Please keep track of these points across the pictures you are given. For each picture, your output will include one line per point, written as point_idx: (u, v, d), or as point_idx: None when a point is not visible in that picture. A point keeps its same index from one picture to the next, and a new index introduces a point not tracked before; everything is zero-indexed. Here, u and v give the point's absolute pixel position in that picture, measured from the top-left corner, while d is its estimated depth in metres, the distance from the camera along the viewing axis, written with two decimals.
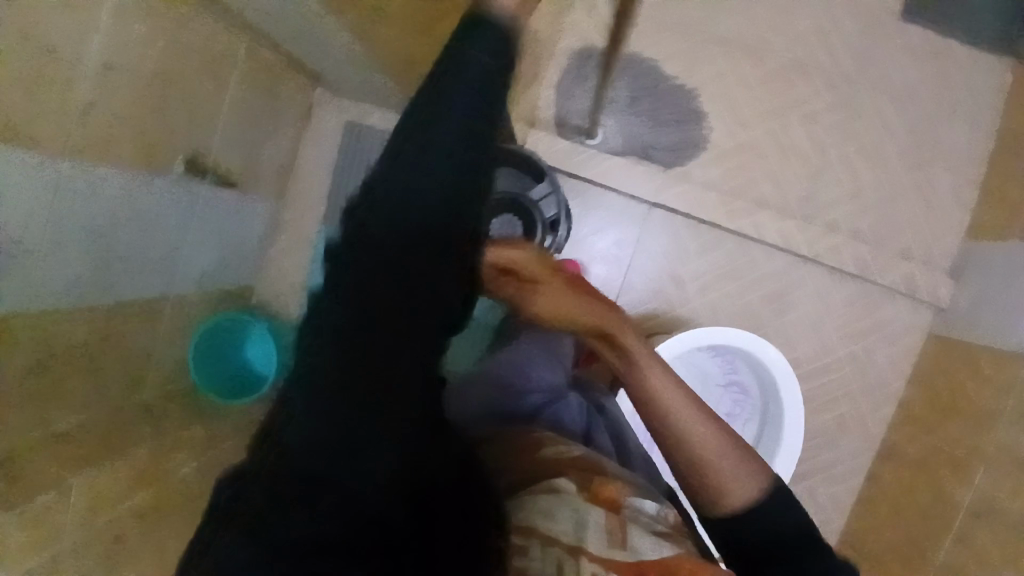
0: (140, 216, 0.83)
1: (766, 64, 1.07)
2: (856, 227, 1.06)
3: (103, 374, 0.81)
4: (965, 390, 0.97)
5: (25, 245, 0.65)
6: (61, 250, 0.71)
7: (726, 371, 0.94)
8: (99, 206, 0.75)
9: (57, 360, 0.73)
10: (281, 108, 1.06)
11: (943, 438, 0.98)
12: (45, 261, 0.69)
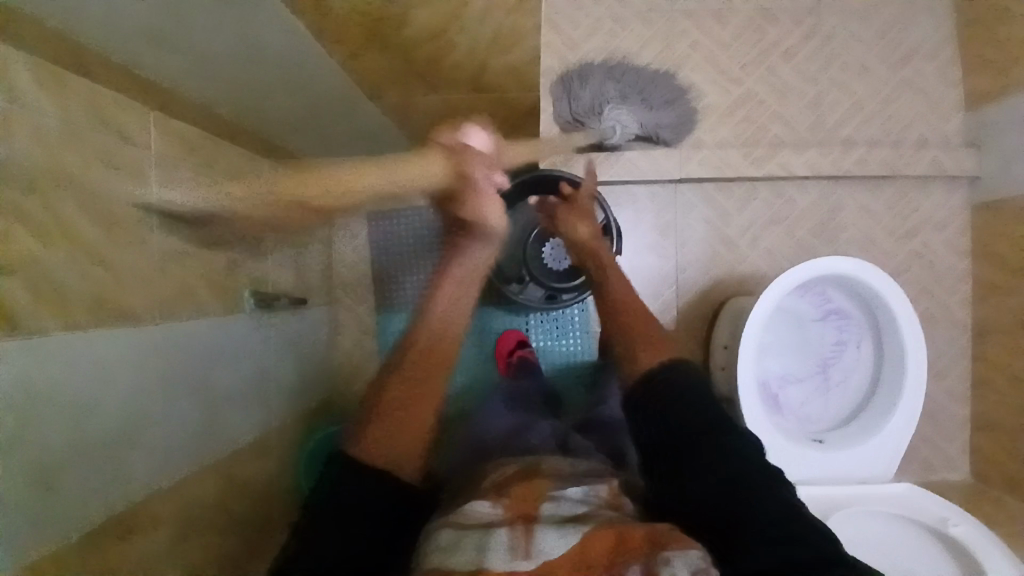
0: (211, 343, 0.84)
1: (729, 19, 1.13)
2: (869, 134, 1.11)
3: (203, 500, 0.80)
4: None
5: (111, 391, 0.65)
6: (151, 391, 0.72)
7: (820, 305, 0.96)
8: (172, 338, 0.76)
9: (146, 502, 0.70)
10: (311, 217, 1.13)
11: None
12: (132, 400, 0.68)
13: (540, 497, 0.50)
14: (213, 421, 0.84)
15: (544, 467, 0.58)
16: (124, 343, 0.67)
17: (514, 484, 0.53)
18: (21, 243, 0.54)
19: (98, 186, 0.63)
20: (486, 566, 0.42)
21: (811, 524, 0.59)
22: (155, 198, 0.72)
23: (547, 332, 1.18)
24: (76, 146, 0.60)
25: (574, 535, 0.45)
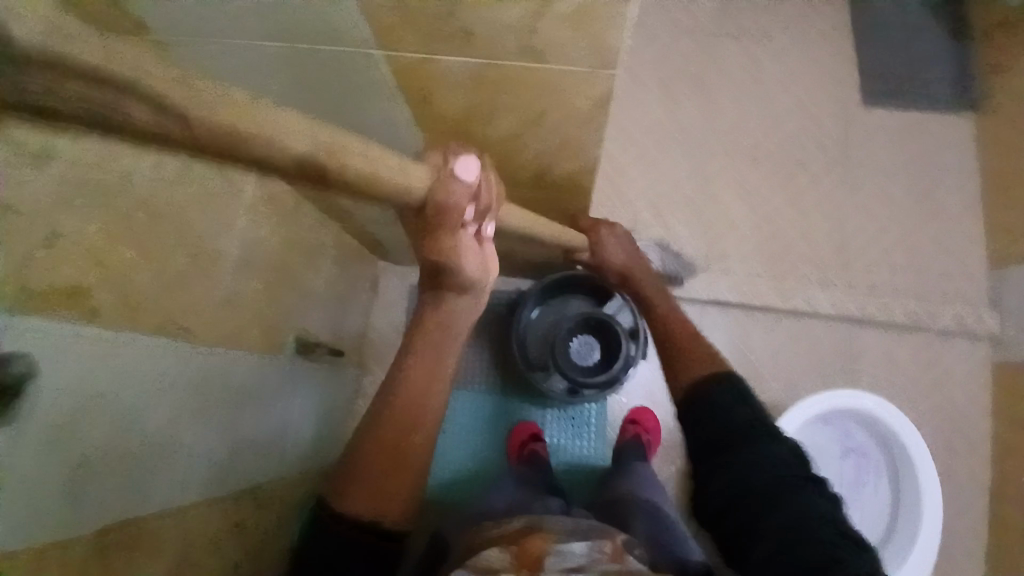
0: (247, 380, 0.88)
1: (766, 162, 1.23)
2: (895, 282, 1.17)
3: (200, 534, 0.80)
4: None
5: (151, 401, 0.69)
6: (184, 411, 0.75)
7: (843, 440, 1.01)
8: (216, 367, 0.80)
9: (150, 521, 0.71)
10: (357, 281, 1.21)
11: None
12: (166, 415, 0.72)
13: (541, 551, 0.52)
14: (230, 456, 0.86)
15: (547, 523, 0.59)
16: (174, 358, 0.72)
17: (514, 535, 0.56)
18: (117, 252, 0.62)
19: (190, 219, 0.72)
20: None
21: (849, 538, 0.57)
22: (235, 239, 0.80)
23: (562, 428, 1.18)
24: (181, 184, 0.70)
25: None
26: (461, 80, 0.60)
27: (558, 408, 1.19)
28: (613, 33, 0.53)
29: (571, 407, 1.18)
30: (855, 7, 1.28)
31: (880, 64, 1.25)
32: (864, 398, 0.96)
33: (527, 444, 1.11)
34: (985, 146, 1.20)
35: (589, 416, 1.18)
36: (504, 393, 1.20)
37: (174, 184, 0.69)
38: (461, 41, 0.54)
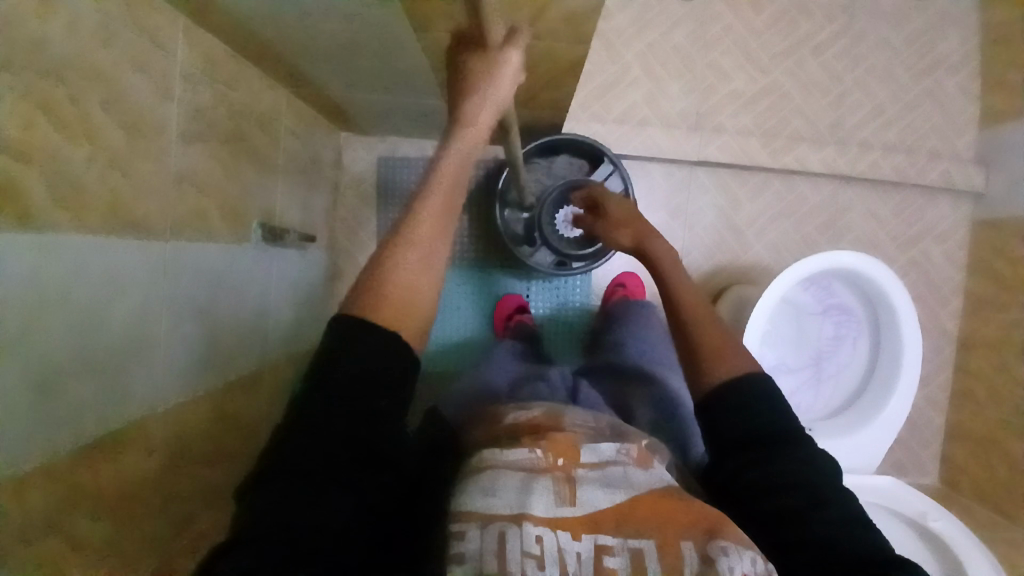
0: (216, 267, 0.81)
1: (766, 8, 1.11)
2: (886, 139, 1.13)
3: (193, 427, 0.79)
4: None
5: (116, 302, 0.63)
6: (153, 309, 0.69)
7: (823, 298, 0.98)
8: (181, 255, 0.73)
9: (138, 426, 0.68)
10: (319, 155, 1.09)
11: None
12: (131, 315, 0.66)
13: (574, 447, 0.57)
14: (208, 347, 0.81)
15: (568, 421, 0.64)
16: (132, 254, 0.64)
17: (541, 434, 0.60)
18: (43, 134, 0.52)
19: (122, 86, 0.60)
20: (529, 510, 0.51)
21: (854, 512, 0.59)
22: (176, 112, 0.69)
23: (547, 299, 1.17)
24: (101, 43, 0.57)
25: (620, 493, 0.54)
26: None
27: (543, 280, 1.17)
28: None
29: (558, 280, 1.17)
30: None
31: None
32: (859, 255, 0.89)
33: (513, 317, 1.11)
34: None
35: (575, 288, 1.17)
36: (496, 269, 1.16)
37: (95, 47, 0.56)
38: None
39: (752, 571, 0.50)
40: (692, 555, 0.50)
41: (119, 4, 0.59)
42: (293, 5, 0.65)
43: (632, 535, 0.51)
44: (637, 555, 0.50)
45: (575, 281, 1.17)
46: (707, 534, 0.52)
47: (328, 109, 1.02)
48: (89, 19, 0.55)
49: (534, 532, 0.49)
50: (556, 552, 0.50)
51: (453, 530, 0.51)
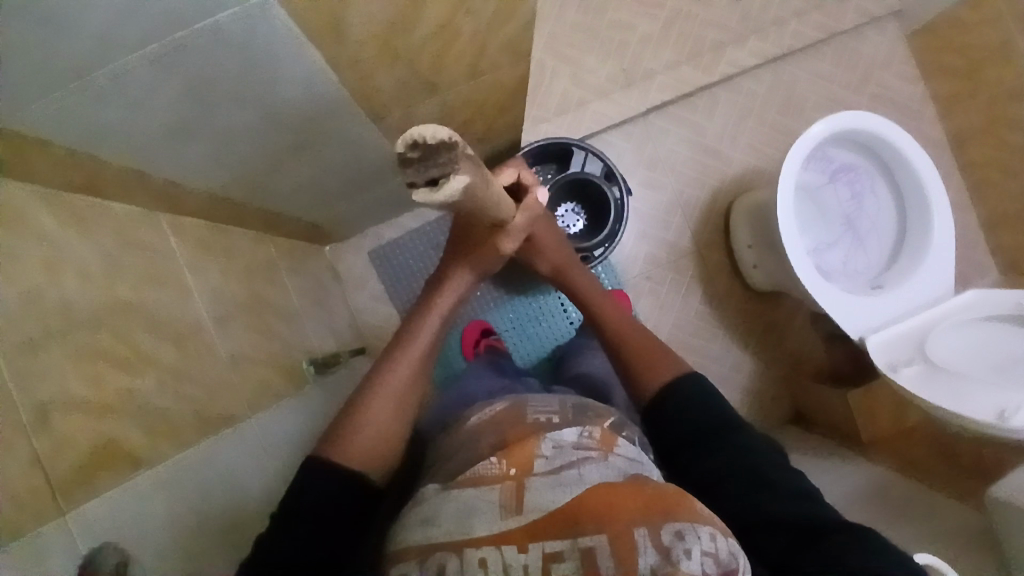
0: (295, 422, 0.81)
1: None
2: (797, 4, 1.17)
3: None
4: (983, 38, 1.07)
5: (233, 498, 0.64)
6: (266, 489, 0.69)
7: (827, 167, 1.01)
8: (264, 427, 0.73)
9: None
10: (320, 280, 1.10)
11: (993, 80, 1.08)
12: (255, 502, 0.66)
13: (533, 449, 0.49)
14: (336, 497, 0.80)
15: (529, 411, 0.59)
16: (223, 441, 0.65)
17: (508, 436, 0.53)
18: (115, 384, 0.52)
19: (150, 307, 0.60)
20: (472, 534, 0.43)
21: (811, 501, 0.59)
22: (201, 303, 0.69)
23: (520, 328, 1.22)
24: (116, 278, 0.56)
25: (571, 489, 0.45)
26: None
27: (547, 298, 1.22)
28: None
29: (525, 304, 1.22)
30: None
31: None
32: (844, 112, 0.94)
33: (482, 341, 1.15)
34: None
35: (550, 299, 1.22)
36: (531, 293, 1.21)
37: (113, 283, 0.56)
38: None
39: (714, 547, 0.43)
40: (646, 542, 0.42)
41: (110, 233, 0.58)
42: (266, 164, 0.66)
43: (588, 531, 0.42)
44: (590, 553, 0.41)
45: (557, 298, 1.22)
46: (660, 514, 0.43)
47: (310, 236, 1.03)
48: (95, 259, 0.55)
49: (476, 555, 0.42)
50: (500, 571, 0.41)
51: (398, 562, 0.46)
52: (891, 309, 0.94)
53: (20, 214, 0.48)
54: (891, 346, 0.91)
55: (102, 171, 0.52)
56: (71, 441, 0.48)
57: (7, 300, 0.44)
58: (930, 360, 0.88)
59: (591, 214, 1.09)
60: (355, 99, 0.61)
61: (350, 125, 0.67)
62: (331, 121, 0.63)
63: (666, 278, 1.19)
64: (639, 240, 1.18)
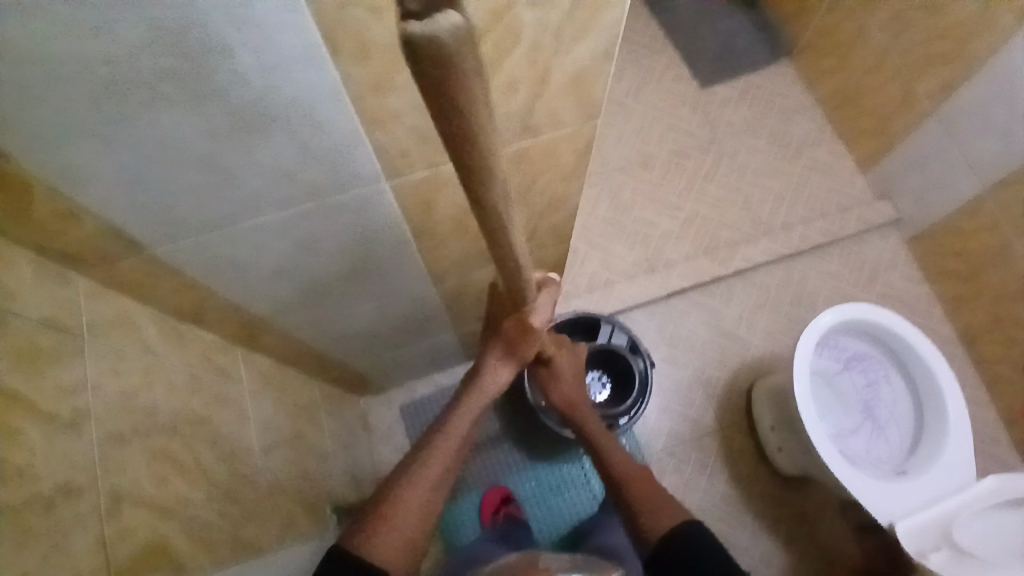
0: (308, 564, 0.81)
1: (656, 166, 1.36)
2: (800, 215, 1.34)
3: None
4: (976, 249, 1.19)
5: None
6: None
7: (839, 355, 1.08)
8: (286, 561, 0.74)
9: None
10: (352, 428, 1.14)
11: (993, 285, 1.18)
12: None
13: None
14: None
15: (545, 560, 0.61)
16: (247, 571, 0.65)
17: None
18: (174, 490, 0.56)
19: (214, 425, 0.65)
20: None
21: None
22: (252, 428, 0.74)
23: (544, 498, 1.20)
24: (194, 393, 0.64)
25: None
26: None
27: (573, 465, 1.22)
28: (609, 16, 0.43)
29: (550, 470, 1.22)
30: (660, 15, 1.47)
31: (700, 53, 1.45)
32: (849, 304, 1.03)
33: (501, 508, 1.14)
34: (814, 80, 1.42)
35: (574, 466, 1.22)
36: (556, 460, 1.22)
37: (191, 397, 0.63)
38: None
39: None
40: None
41: (198, 355, 0.66)
42: (337, 309, 0.77)
43: None
44: None
45: (581, 468, 1.22)
46: None
47: (350, 383, 1.10)
48: (184, 374, 0.63)
49: None
50: None
51: None
52: (920, 495, 0.92)
53: (131, 327, 0.57)
54: (922, 532, 0.89)
55: (211, 297, 0.62)
56: (131, 533, 0.51)
57: (109, 391, 0.52)
58: (957, 546, 0.87)
59: (617, 382, 1.14)
60: (425, 262, 0.73)
61: (415, 284, 0.78)
62: (400, 278, 0.74)
63: (692, 454, 1.20)
64: (664, 414, 1.22)
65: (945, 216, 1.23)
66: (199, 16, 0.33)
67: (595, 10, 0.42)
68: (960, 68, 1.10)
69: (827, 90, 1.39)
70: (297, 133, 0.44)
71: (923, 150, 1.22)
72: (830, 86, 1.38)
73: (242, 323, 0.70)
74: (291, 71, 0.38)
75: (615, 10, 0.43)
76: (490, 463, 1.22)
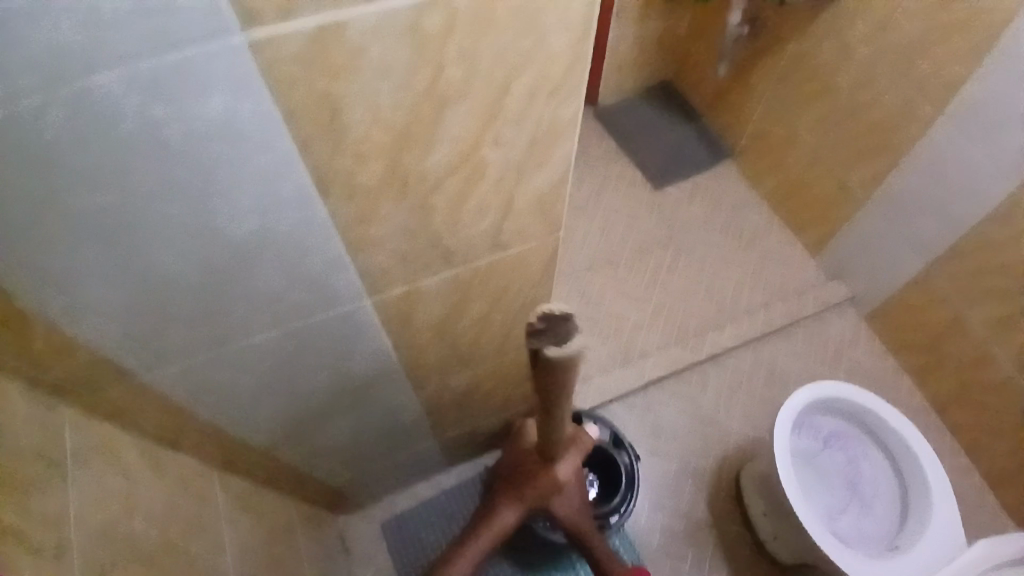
0: None
1: (622, 262, 1.44)
2: (762, 299, 1.41)
3: None
4: (927, 321, 1.26)
5: None
6: None
7: (817, 434, 1.10)
8: None
9: None
10: (332, 549, 1.09)
11: (949, 354, 1.23)
12: None
13: None
14: None
15: None
16: None
17: None
18: None
19: (190, 554, 0.63)
20: None
21: None
22: (228, 555, 0.71)
23: None
24: (172, 520, 0.62)
25: None
26: (441, 293, 0.62)
27: (565, 572, 1.18)
28: (563, 151, 0.49)
29: None
30: (612, 129, 1.62)
31: (651, 159, 1.58)
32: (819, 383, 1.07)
33: None
34: (756, 177, 1.55)
35: (567, 573, 1.17)
36: (548, 567, 1.18)
37: (167, 525, 0.61)
38: (441, 262, 0.56)
39: None
40: None
41: (176, 480, 0.65)
42: (320, 422, 0.77)
43: None
44: None
45: (575, 575, 1.17)
46: None
47: (330, 499, 1.07)
48: (162, 500, 0.62)
49: None
50: None
51: None
52: (917, 572, 0.92)
53: (114, 454, 0.56)
54: None
55: (193, 419, 0.63)
56: None
57: (92, 521, 0.51)
58: None
59: (603, 478, 1.14)
60: (406, 371, 0.74)
61: (397, 392, 0.79)
62: (381, 387, 0.76)
63: (686, 548, 1.17)
64: (654, 507, 1.20)
65: (894, 292, 1.31)
66: (205, 170, 0.38)
67: (551, 147, 0.48)
68: (890, 159, 1.23)
69: (769, 185, 1.51)
70: (286, 263, 0.48)
71: (864, 234, 1.33)
72: (771, 182, 1.51)
73: (223, 444, 0.70)
74: (284, 209, 0.43)
75: (569, 145, 0.49)
76: None
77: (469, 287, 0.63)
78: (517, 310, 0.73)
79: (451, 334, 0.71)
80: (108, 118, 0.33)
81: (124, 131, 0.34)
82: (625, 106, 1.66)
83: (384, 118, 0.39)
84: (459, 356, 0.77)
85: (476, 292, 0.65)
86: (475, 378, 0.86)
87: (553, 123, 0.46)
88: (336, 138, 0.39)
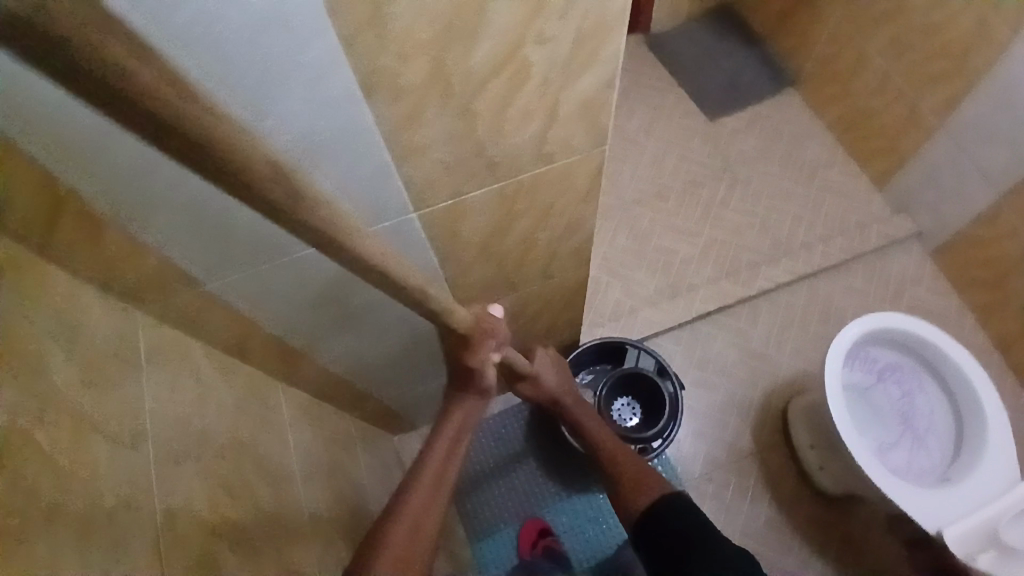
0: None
1: (672, 195, 1.40)
2: (819, 234, 1.35)
3: None
4: (997, 255, 1.18)
5: None
6: None
7: (871, 368, 1.07)
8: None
9: None
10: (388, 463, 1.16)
11: (1020, 291, 1.16)
12: None
13: None
14: None
15: None
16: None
17: None
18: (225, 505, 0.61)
19: (259, 452, 0.69)
20: None
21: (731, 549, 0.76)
22: (293, 456, 0.76)
23: (582, 528, 1.18)
24: (240, 421, 0.67)
25: None
26: (487, 208, 0.62)
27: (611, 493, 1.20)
28: (609, 49, 0.48)
29: (587, 501, 1.20)
30: (665, 57, 1.54)
31: (706, 87, 1.51)
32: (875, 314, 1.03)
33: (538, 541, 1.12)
34: (821, 104, 1.46)
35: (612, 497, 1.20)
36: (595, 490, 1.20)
37: (236, 424, 0.66)
38: (486, 173, 0.57)
39: None
40: None
41: (244, 386, 0.71)
42: (374, 339, 0.80)
43: None
44: None
45: None
46: None
47: (385, 418, 1.12)
48: (231, 403, 0.67)
49: None
50: None
51: None
52: (967, 502, 0.90)
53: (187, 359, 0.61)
54: (967, 533, 0.87)
55: (257, 328, 0.67)
56: (189, 545, 0.54)
57: (166, 414, 0.57)
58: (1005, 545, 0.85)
59: (647, 408, 1.15)
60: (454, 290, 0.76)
61: None
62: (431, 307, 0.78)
63: (730, 477, 1.18)
64: (700, 438, 1.21)
65: (964, 225, 1.23)
66: (258, 67, 0.39)
67: (597, 45, 0.47)
68: (962, 81, 1.13)
69: (836, 112, 1.42)
70: (339, 171, 0.49)
71: (934, 163, 1.24)
72: (836, 110, 1.42)
73: (284, 354, 0.75)
74: (331, 110, 0.44)
75: (615, 42, 0.48)
76: (527, 493, 1.21)
77: (515, 202, 0.63)
78: (562, 229, 0.73)
79: (496, 253, 0.72)
80: (160, 14, 0.34)
81: (181, 18, 0.35)
82: (680, 31, 1.57)
83: (426, 11, 0.39)
84: (505, 277, 0.79)
85: (522, 209, 0.65)
86: (520, 301, 0.87)
87: (598, 15, 0.45)
88: (378, 33, 0.39)
